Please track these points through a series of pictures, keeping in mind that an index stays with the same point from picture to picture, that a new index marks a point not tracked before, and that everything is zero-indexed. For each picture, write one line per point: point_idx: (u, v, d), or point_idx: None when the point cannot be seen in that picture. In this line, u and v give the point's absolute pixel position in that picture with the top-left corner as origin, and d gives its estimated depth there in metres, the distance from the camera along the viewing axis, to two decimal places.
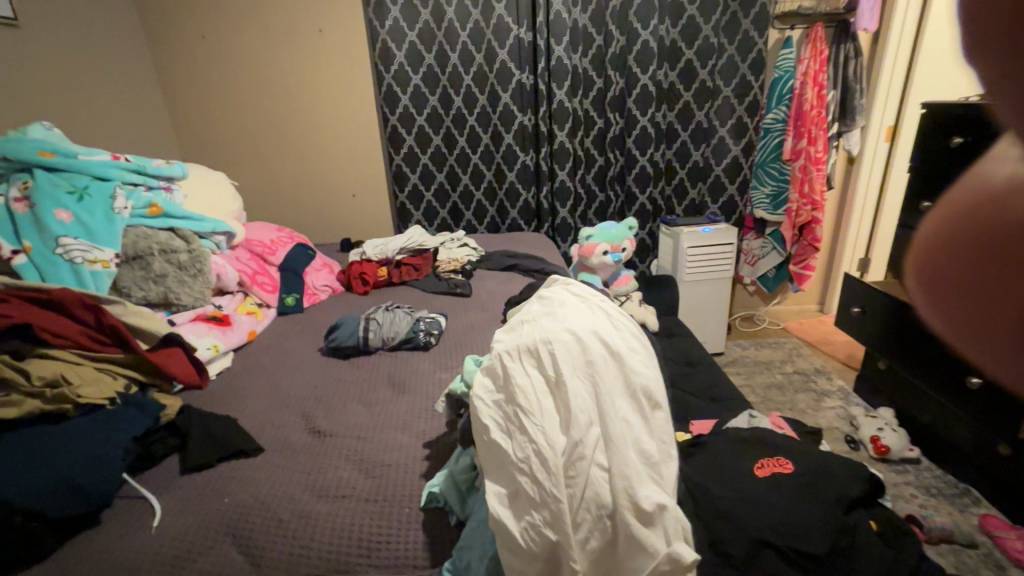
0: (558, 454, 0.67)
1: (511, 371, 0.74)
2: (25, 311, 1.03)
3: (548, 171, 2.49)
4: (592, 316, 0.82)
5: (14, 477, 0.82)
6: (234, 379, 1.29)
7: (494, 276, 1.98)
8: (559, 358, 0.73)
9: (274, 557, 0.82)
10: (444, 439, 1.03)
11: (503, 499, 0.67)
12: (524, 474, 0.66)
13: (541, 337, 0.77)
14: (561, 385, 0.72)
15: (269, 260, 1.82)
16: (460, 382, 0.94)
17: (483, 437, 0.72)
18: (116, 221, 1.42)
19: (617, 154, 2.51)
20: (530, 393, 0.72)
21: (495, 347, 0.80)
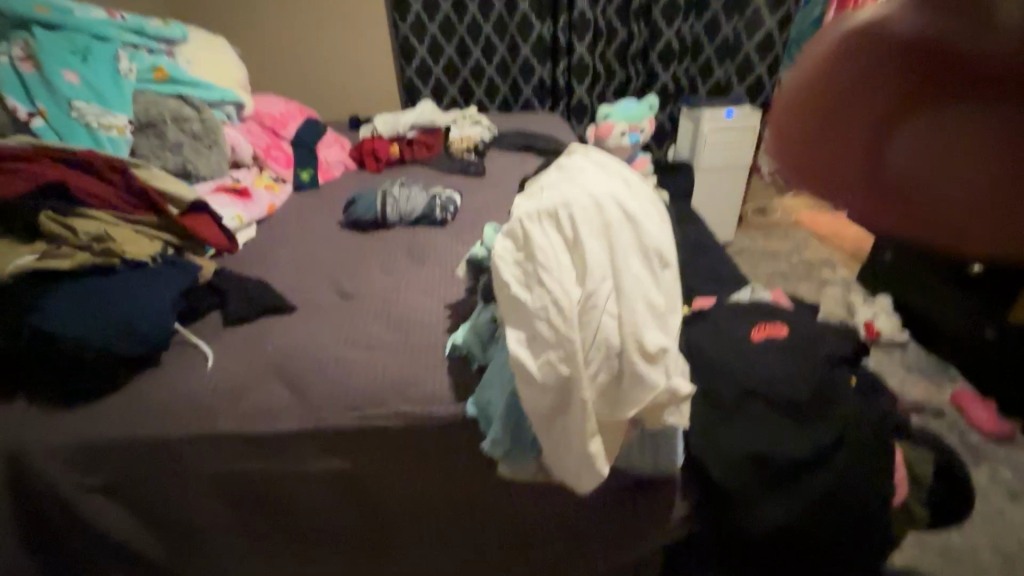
0: (574, 303, 0.73)
1: (530, 231, 0.78)
2: (57, 171, 1.06)
3: (566, 43, 2.33)
4: (611, 182, 0.84)
5: (80, 317, 0.91)
6: (261, 247, 1.35)
7: (508, 156, 1.95)
8: (578, 220, 0.77)
9: (318, 391, 0.94)
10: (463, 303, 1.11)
11: (522, 342, 0.75)
12: (542, 320, 0.73)
13: (561, 201, 0.79)
14: (579, 245, 0.76)
15: (281, 136, 1.80)
16: (480, 248, 0.99)
17: (503, 291, 0.77)
18: (124, 85, 1.40)
19: (642, 26, 2.34)
20: (549, 251, 0.76)
21: (514, 210, 0.83)
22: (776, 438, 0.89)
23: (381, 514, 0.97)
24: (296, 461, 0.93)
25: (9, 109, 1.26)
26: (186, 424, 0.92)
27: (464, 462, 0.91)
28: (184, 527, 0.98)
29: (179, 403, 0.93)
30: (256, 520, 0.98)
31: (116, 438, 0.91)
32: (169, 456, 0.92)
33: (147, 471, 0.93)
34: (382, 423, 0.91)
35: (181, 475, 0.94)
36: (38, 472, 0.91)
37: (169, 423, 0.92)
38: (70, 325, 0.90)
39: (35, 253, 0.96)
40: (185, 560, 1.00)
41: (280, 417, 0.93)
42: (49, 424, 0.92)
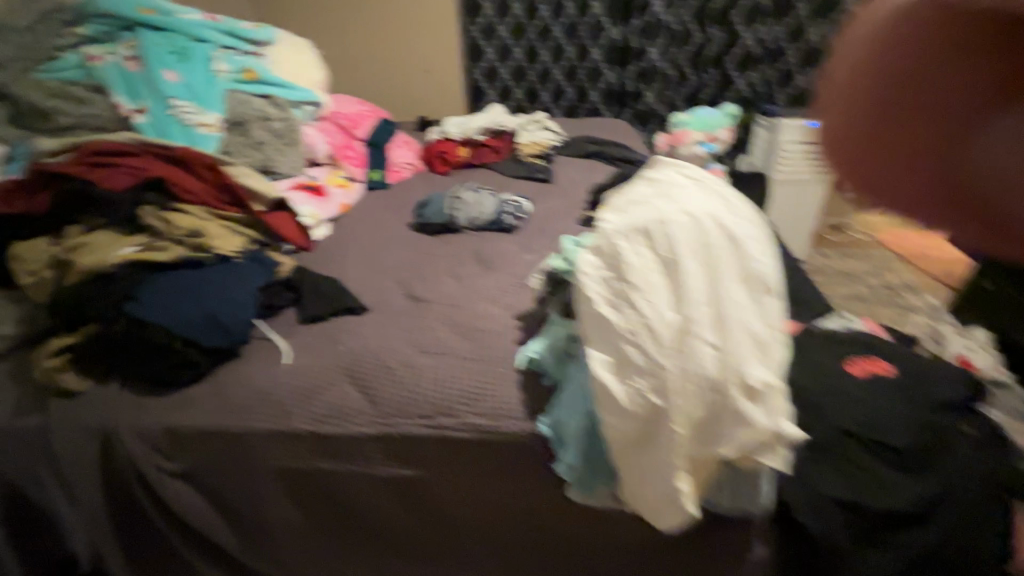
0: (668, 329, 0.68)
1: (622, 249, 0.74)
2: (155, 166, 1.10)
3: (638, 47, 2.29)
4: (708, 199, 0.79)
5: (173, 307, 0.95)
6: (333, 245, 1.38)
7: (575, 162, 1.91)
8: (676, 240, 0.72)
9: (389, 395, 0.93)
10: (533, 312, 1.08)
11: (609, 366, 0.71)
12: (632, 344, 0.69)
13: (655, 218, 0.75)
14: (675, 266, 0.71)
15: (355, 134, 1.82)
16: (559, 259, 0.95)
17: (589, 310, 0.74)
18: (218, 85, 1.45)
19: (719, 30, 2.24)
20: (643, 272, 0.72)
21: (604, 226, 0.79)
22: (869, 489, 0.80)
23: (444, 524, 0.96)
24: (363, 464, 0.93)
25: (116, 106, 1.34)
26: (263, 419, 0.94)
27: (532, 480, 0.88)
28: (254, 518, 1.00)
29: (256, 398, 0.95)
30: (322, 518, 0.99)
31: (196, 428, 0.94)
32: (245, 448, 0.95)
33: (221, 462, 0.96)
34: (451, 434, 0.89)
35: (255, 468, 0.96)
36: (128, 453, 0.96)
37: (247, 416, 0.94)
38: (162, 316, 0.94)
39: (135, 246, 0.99)
40: (254, 550, 1.03)
41: (351, 419, 0.93)
42: (140, 406, 0.96)
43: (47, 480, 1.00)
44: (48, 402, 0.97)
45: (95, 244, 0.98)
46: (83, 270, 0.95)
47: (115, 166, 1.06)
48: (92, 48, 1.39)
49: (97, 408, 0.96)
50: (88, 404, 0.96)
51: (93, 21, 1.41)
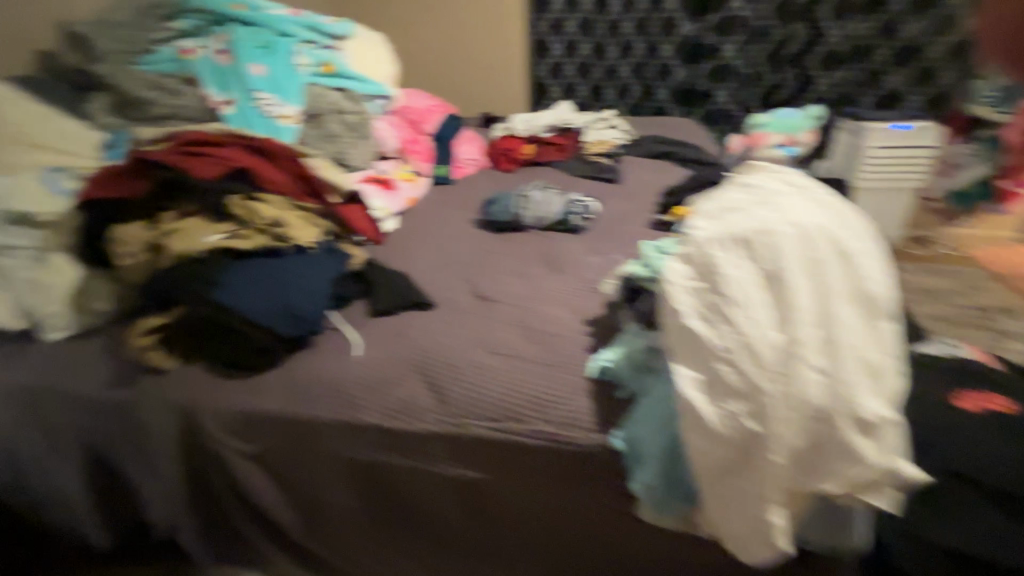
0: (770, 350, 0.64)
1: (718, 260, 0.69)
2: (242, 155, 1.13)
3: (713, 44, 2.18)
4: (817, 209, 0.73)
5: (255, 295, 0.98)
6: (401, 239, 1.39)
7: (643, 162, 1.84)
8: (782, 253, 0.67)
9: (457, 395, 0.92)
10: (602, 319, 1.04)
11: (697, 384, 0.67)
12: (724, 362, 0.65)
13: (758, 227, 0.70)
14: (780, 281, 0.66)
15: (423, 128, 1.82)
16: (638, 267, 0.91)
17: (676, 322, 0.70)
18: (298, 78, 1.49)
19: (803, 27, 2.10)
20: (742, 285, 0.67)
21: (695, 234, 0.74)
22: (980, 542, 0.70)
23: (504, 529, 0.94)
24: (428, 462, 0.93)
25: (204, 98, 1.39)
26: (334, 410, 0.95)
27: (601, 494, 0.85)
28: (318, 505, 1.02)
29: (326, 389, 0.97)
30: (382, 511, 1.00)
31: (270, 413, 0.97)
32: (315, 437, 0.96)
33: (292, 448, 0.98)
34: (519, 440, 0.87)
35: (322, 457, 0.97)
36: (207, 434, 0.99)
37: (318, 405, 0.96)
38: (245, 303, 0.96)
39: (221, 233, 1.03)
40: (316, 536, 1.05)
41: (419, 416, 0.93)
42: (219, 389, 0.99)
43: (131, 453, 1.05)
44: (137, 379, 1.02)
45: (186, 230, 1.02)
46: (174, 255, 0.99)
47: (206, 155, 1.10)
48: (186, 41, 1.46)
49: (180, 388, 1.00)
50: (172, 383, 1.00)
51: (188, 15, 1.48)
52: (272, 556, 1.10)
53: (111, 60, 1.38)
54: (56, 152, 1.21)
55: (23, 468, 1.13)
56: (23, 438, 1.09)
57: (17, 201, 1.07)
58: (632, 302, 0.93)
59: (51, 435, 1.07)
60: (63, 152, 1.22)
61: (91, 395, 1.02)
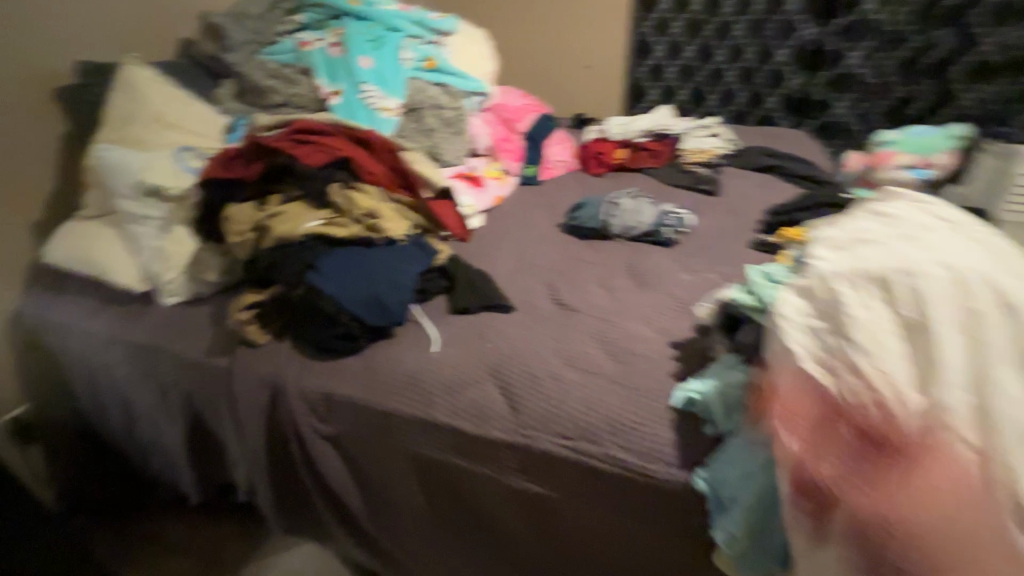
0: (905, 412, 0.58)
1: (846, 300, 0.63)
2: (345, 146, 1.17)
3: (837, 49, 1.98)
4: (975, 252, 0.65)
5: (346, 282, 1.01)
6: (486, 237, 1.38)
7: (746, 175, 1.71)
8: (929, 299, 0.60)
9: (530, 406, 0.90)
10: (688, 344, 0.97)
11: (811, 435, 0.63)
12: (846, 420, 0.60)
13: (899, 267, 0.63)
14: (923, 331, 0.59)
15: (516, 126, 1.78)
16: (741, 293, 0.83)
17: (787, 364, 0.65)
18: (402, 73, 1.53)
19: None
20: (874, 333, 0.60)
21: (820, 264, 0.68)
22: None
23: (565, 549, 0.91)
24: (496, 470, 0.91)
25: (316, 88, 1.47)
26: (408, 403, 0.96)
27: (674, 533, 0.79)
28: (384, 494, 1.04)
29: (402, 382, 0.98)
30: (444, 511, 1.00)
31: (347, 398, 1.00)
32: (387, 428, 0.98)
33: (363, 434, 1.00)
34: (591, 462, 0.83)
35: (391, 448, 0.99)
36: (288, 409, 1.04)
37: (394, 397, 0.97)
38: (338, 289, 1.00)
39: (320, 220, 1.07)
40: (379, 523, 1.08)
41: (490, 421, 0.91)
42: (305, 368, 1.03)
43: (223, 418, 1.13)
44: (235, 350, 1.09)
45: (288, 214, 1.07)
46: (276, 236, 1.05)
47: (314, 143, 1.15)
48: (304, 33, 1.54)
49: (271, 363, 1.05)
50: (264, 358, 1.06)
51: (308, 9, 1.56)
52: (337, 534, 1.14)
53: (240, 49, 1.49)
54: (186, 133, 1.33)
55: (135, 417, 1.26)
56: (138, 391, 1.21)
57: (149, 175, 1.18)
58: (731, 332, 0.86)
59: (159, 391, 1.18)
60: (192, 134, 1.34)
61: (195, 360, 1.11)
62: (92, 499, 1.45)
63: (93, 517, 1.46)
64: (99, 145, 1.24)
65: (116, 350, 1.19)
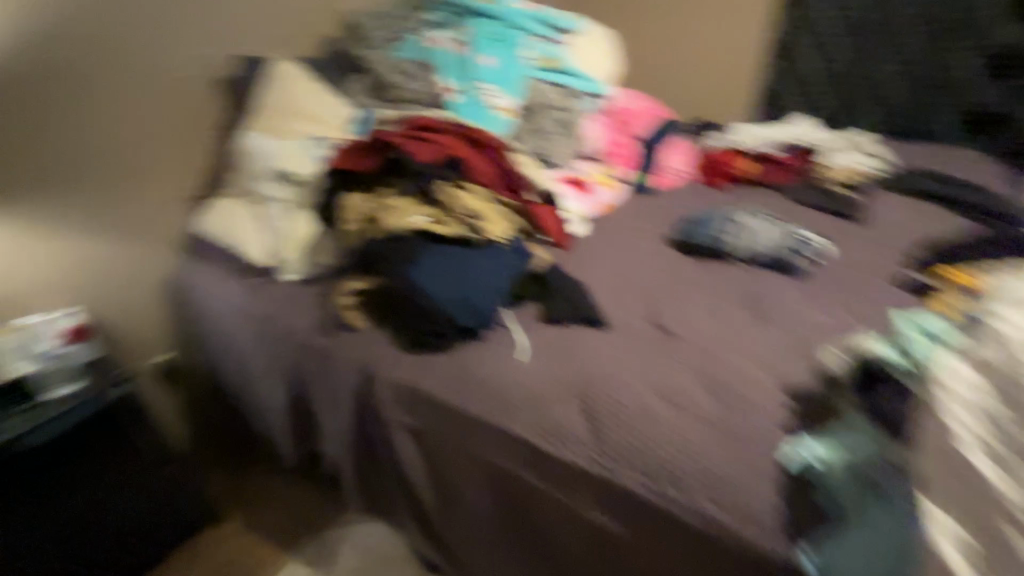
0: None
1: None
2: (456, 144, 1.18)
3: None
4: None
5: (443, 280, 1.02)
6: (586, 246, 1.33)
7: (899, 201, 1.46)
8: None
9: (616, 437, 0.85)
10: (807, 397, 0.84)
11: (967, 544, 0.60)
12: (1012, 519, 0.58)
13: None
14: None
15: (633, 131, 1.68)
16: (895, 352, 0.77)
17: (957, 449, 0.63)
18: (522, 73, 1.52)
19: None
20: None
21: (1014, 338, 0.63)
22: None
23: None
24: (570, 497, 0.86)
25: (435, 86, 1.49)
26: (489, 411, 0.94)
27: None
28: (455, 497, 1.04)
29: (486, 388, 0.96)
30: (512, 528, 0.97)
31: (431, 395, 1.00)
32: (466, 431, 0.97)
33: (442, 433, 1.00)
34: (674, 509, 0.77)
35: (467, 453, 0.98)
36: (376, 397, 1.07)
37: (476, 403, 0.96)
38: (434, 286, 1.01)
39: (426, 217, 1.08)
40: (447, 524, 1.08)
41: (569, 445, 0.87)
42: (395, 359, 1.06)
43: (319, 394, 1.20)
44: (336, 332, 1.15)
45: (396, 208, 1.10)
46: (385, 228, 1.09)
47: (430, 141, 1.17)
48: (432, 31, 1.57)
49: (366, 349, 1.09)
50: (360, 343, 1.10)
51: (439, 8, 1.62)
52: (408, 524, 1.17)
53: (373, 46, 1.57)
54: (318, 123, 1.41)
55: (250, 379, 1.39)
56: (254, 357, 1.33)
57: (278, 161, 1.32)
58: (870, 394, 0.76)
59: (270, 360, 1.29)
60: (322, 124, 1.42)
61: (302, 337, 1.19)
62: (218, 445, 1.68)
63: (220, 459, 1.69)
64: (246, 133, 1.39)
65: (241, 318, 1.32)
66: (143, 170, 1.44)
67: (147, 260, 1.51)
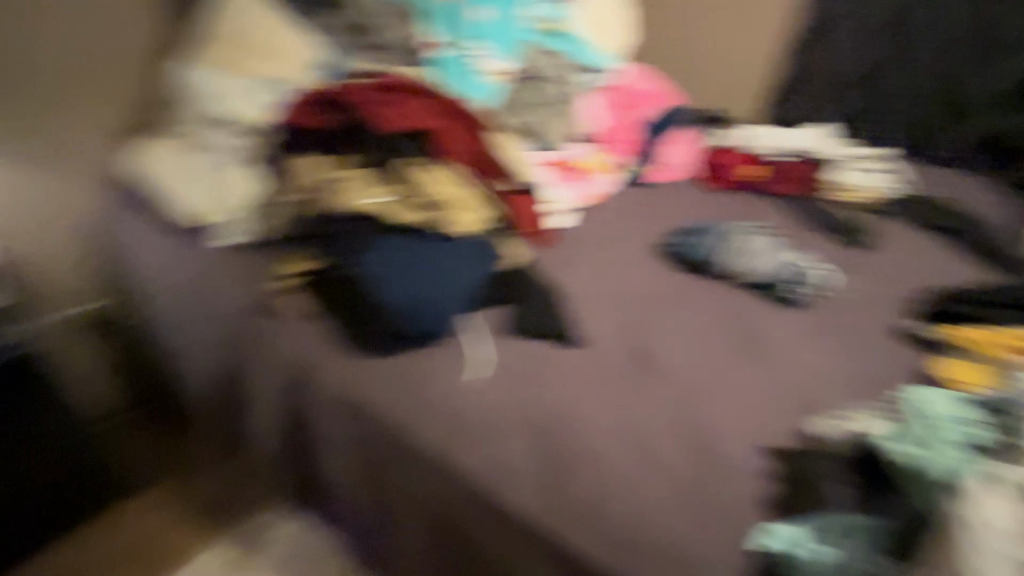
0: None
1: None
2: (426, 117, 1.04)
3: None
4: None
5: (395, 283, 0.90)
6: (570, 242, 1.20)
7: (904, 233, 1.33)
8: None
9: (573, 488, 0.76)
10: (786, 455, 0.79)
11: None
12: None
13: None
14: None
15: (637, 116, 1.51)
16: (918, 402, 0.78)
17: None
18: (510, 33, 1.39)
19: None
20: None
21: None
22: None
23: None
24: (517, 558, 0.76)
25: (412, 34, 1.32)
26: (432, 437, 0.83)
27: None
28: (388, 518, 0.92)
29: (433, 409, 0.85)
30: (450, 567, 0.86)
31: (368, 412, 0.88)
32: (403, 458, 0.86)
33: (379, 454, 0.89)
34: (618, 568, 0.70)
35: (404, 479, 0.86)
36: (310, 400, 0.94)
37: (421, 426, 0.85)
38: (385, 289, 0.89)
39: (380, 199, 0.95)
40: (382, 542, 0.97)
41: (516, 488, 0.77)
42: (332, 360, 0.93)
43: (249, 380, 1.06)
44: (274, 316, 1.00)
45: (347, 184, 0.97)
46: (329, 206, 0.96)
47: (394, 108, 1.03)
48: None
49: (304, 342, 0.96)
50: (297, 334, 0.97)
51: None
52: (343, 532, 1.06)
53: None
54: (278, 60, 1.22)
55: (176, 350, 1.23)
56: (185, 327, 1.17)
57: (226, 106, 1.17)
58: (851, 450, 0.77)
59: (201, 335, 1.14)
60: (284, 62, 1.23)
61: (237, 315, 1.05)
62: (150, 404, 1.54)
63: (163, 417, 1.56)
64: (193, 64, 1.21)
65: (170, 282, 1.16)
66: (80, 101, 1.28)
67: (75, 198, 1.33)
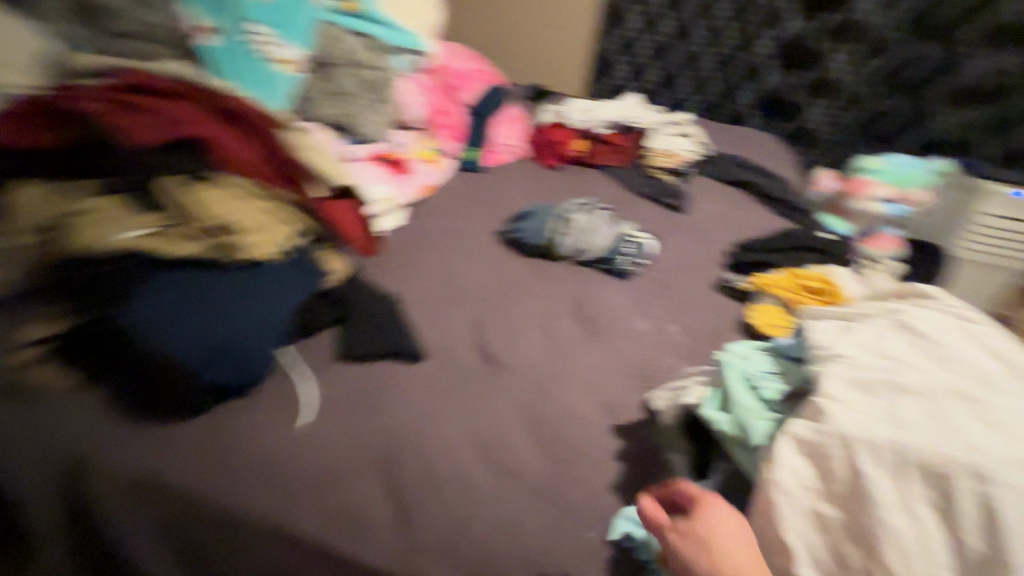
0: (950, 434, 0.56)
1: (874, 483, 0.54)
2: (198, 121, 0.89)
3: (819, 55, 1.80)
4: (947, 321, 0.71)
5: (179, 330, 0.73)
6: (403, 244, 1.11)
7: (713, 191, 1.46)
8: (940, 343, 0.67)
9: (426, 520, 0.69)
10: (631, 430, 0.81)
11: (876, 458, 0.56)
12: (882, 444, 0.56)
13: (901, 321, 0.72)
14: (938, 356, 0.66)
15: (458, 98, 1.48)
16: (728, 358, 0.80)
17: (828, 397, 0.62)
18: (308, 13, 1.23)
19: (935, 48, 1.69)
20: (906, 551, 0.52)
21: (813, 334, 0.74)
22: None
23: None
24: None
25: (180, 21, 1.14)
26: (258, 501, 0.71)
27: None
28: None
29: (255, 469, 0.72)
30: None
31: (172, 491, 0.72)
32: (227, 535, 0.71)
33: (196, 538, 0.73)
34: None
35: (232, 559, 0.72)
36: (89, 495, 0.74)
37: (243, 491, 0.71)
38: (165, 339, 0.72)
39: (144, 229, 0.78)
40: None
41: (366, 536, 0.69)
42: (114, 439, 0.74)
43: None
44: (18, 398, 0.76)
45: (94, 214, 0.77)
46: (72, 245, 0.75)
47: (150, 113, 0.86)
48: None
49: (69, 423, 0.75)
50: (58, 414, 0.75)
51: None
52: None
53: None
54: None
55: None
56: None
57: None
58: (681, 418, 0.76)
59: None
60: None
61: None
62: None
63: None
64: None
65: None
66: None
67: None
